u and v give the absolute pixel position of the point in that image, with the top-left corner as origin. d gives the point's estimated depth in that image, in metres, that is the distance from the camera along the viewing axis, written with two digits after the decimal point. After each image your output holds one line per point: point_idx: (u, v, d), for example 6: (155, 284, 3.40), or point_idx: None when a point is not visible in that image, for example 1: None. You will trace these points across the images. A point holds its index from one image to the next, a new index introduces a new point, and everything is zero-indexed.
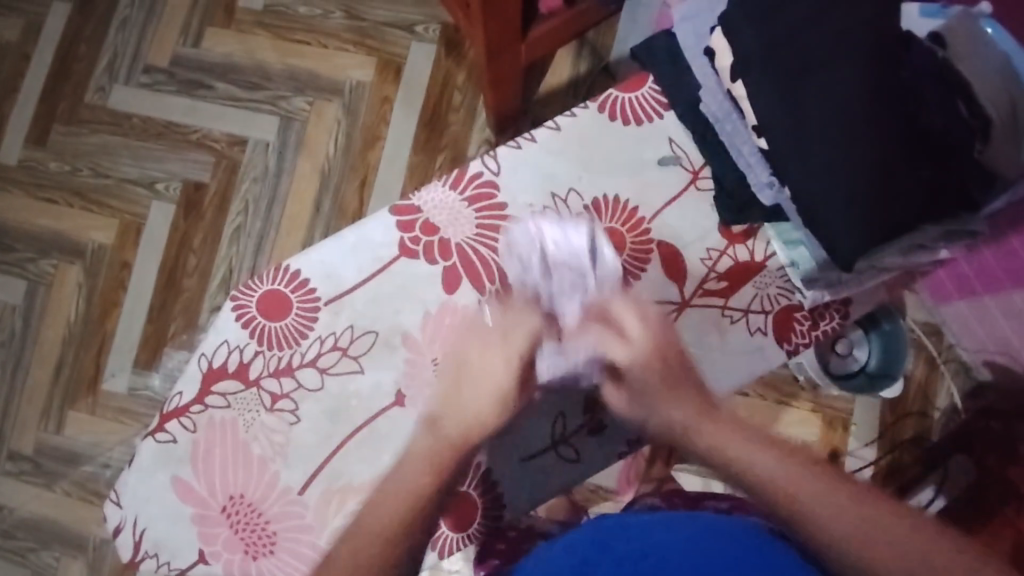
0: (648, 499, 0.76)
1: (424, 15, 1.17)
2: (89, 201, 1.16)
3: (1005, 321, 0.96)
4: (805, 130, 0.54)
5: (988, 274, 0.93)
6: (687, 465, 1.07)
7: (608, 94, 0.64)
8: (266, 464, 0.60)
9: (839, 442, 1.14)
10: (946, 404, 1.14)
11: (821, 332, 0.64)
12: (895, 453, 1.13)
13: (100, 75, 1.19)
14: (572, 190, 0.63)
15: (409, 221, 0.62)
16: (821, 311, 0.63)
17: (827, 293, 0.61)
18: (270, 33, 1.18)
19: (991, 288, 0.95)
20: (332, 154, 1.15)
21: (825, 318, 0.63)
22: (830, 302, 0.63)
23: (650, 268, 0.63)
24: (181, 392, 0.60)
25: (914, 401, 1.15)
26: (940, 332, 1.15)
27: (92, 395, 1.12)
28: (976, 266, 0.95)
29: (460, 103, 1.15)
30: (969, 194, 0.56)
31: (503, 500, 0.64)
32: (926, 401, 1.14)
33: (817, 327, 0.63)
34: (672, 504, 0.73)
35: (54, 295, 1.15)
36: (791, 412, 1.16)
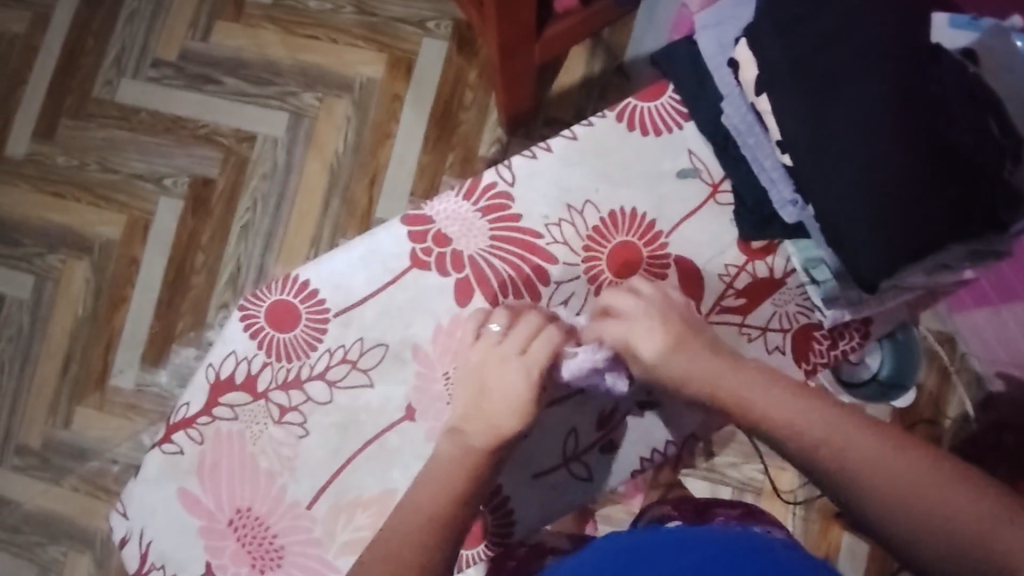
0: (659, 509, 0.75)
1: (435, 11, 1.15)
2: (97, 196, 1.15)
3: (1021, 333, 0.95)
4: (830, 146, 0.53)
5: (1006, 286, 0.91)
6: (693, 469, 1.07)
7: (626, 103, 0.63)
8: (274, 478, 0.59)
9: None
10: (958, 413, 1.12)
11: (840, 351, 0.63)
12: None
13: (108, 68, 1.18)
14: (588, 202, 0.62)
15: (421, 232, 0.60)
16: (841, 330, 0.63)
17: (848, 310, 0.60)
18: (280, 28, 1.17)
19: (1008, 300, 0.93)
20: (342, 152, 1.14)
21: (844, 337, 0.63)
22: (849, 322, 0.63)
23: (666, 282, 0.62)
24: (188, 402, 0.60)
25: (925, 409, 1.12)
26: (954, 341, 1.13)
27: (99, 391, 1.12)
28: (993, 278, 0.94)
29: (472, 101, 1.13)
30: (996, 216, 0.55)
31: (514, 516, 0.64)
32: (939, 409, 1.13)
33: (837, 346, 0.63)
34: (683, 514, 0.72)
35: (61, 290, 1.15)
36: None
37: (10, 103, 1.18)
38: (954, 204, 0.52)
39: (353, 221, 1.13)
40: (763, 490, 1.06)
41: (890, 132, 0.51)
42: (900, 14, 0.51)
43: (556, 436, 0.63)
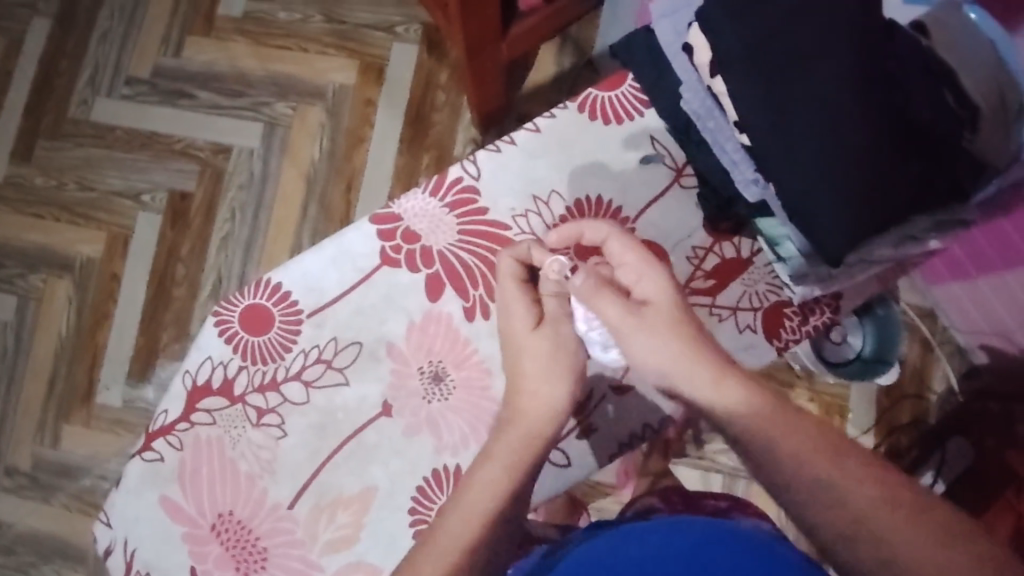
0: (646, 499, 0.75)
1: (404, 15, 1.16)
2: (76, 215, 1.15)
3: (997, 301, 0.96)
4: (792, 123, 0.53)
5: (981, 256, 0.93)
6: (684, 459, 1.08)
7: (588, 93, 0.64)
8: (254, 481, 0.59)
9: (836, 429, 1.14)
10: (942, 386, 1.13)
11: (812, 327, 0.64)
12: (892, 437, 1.13)
13: (83, 88, 1.18)
14: (554, 192, 0.62)
15: (390, 230, 0.61)
16: (811, 306, 0.63)
17: (818, 288, 0.60)
18: (250, 39, 1.17)
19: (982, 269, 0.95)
20: (317, 159, 1.14)
21: (814, 313, 0.63)
22: (820, 298, 0.63)
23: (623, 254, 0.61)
24: (166, 410, 0.60)
25: (910, 384, 1.14)
26: (933, 315, 1.15)
27: (86, 408, 1.12)
28: (968, 248, 0.95)
29: (444, 102, 1.14)
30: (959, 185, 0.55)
31: None
32: (921, 384, 1.14)
33: (808, 322, 0.63)
34: (670, 502, 0.73)
35: (44, 310, 1.15)
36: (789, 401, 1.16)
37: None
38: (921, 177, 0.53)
39: (331, 226, 1.13)
40: (753, 474, 1.07)
41: (847, 114, 0.52)
42: None
43: None
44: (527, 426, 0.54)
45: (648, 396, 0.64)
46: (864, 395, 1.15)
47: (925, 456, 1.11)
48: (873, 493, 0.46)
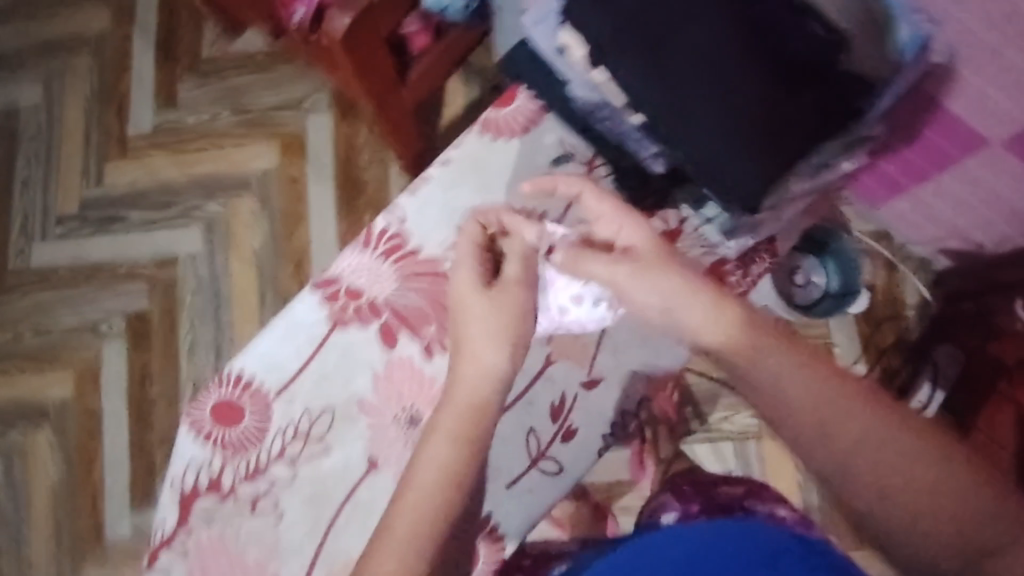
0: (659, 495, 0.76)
1: (308, 89, 1.19)
2: (40, 363, 1.15)
3: (943, 206, 1.01)
4: (681, 88, 0.56)
5: (916, 169, 0.97)
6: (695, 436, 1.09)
7: (485, 116, 0.66)
8: (265, 568, 0.59)
9: None
10: (916, 300, 1.16)
11: (756, 276, 0.65)
12: (884, 360, 1.14)
13: (17, 239, 1.19)
14: (479, 214, 0.64)
15: (333, 293, 0.62)
16: (750, 256, 0.65)
17: (751, 236, 0.63)
18: (167, 150, 1.19)
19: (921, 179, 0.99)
20: (261, 247, 1.15)
21: (755, 262, 0.65)
22: (757, 245, 0.65)
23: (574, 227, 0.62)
24: (162, 522, 0.60)
25: (886, 306, 1.16)
26: (888, 235, 1.17)
27: (98, 548, 1.11)
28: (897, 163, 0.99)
29: (369, 159, 1.16)
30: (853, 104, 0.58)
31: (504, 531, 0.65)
32: (896, 305, 1.16)
33: (751, 273, 0.65)
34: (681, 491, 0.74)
35: (31, 464, 1.14)
36: None
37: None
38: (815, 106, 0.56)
39: None
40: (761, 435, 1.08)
41: (723, 72, 0.55)
42: None
43: (518, 442, 0.65)
44: (459, 394, 0.55)
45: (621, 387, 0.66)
46: (846, 329, 1.16)
47: (917, 372, 1.13)
48: (863, 423, 0.50)
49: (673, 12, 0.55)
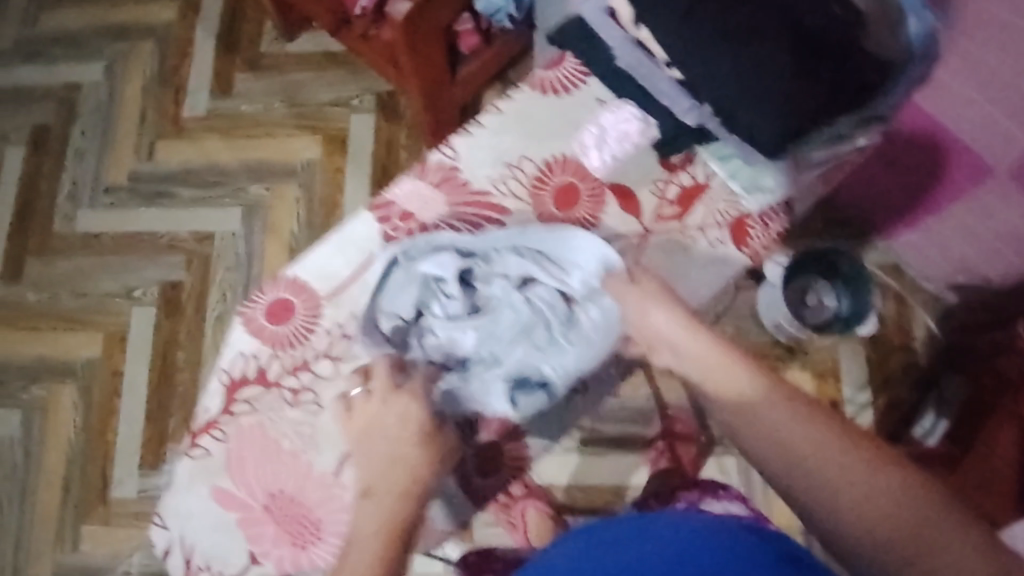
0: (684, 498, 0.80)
1: (359, 88, 1.24)
2: (73, 321, 1.19)
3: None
4: (721, 55, 0.60)
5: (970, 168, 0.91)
6: None
7: (535, 75, 0.70)
8: (299, 455, 0.62)
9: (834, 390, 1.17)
10: (923, 333, 1.18)
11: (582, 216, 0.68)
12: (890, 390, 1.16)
13: (64, 204, 1.24)
14: (524, 157, 0.68)
15: (386, 214, 0.67)
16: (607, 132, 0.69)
17: (603, 146, 0.69)
18: (221, 134, 1.24)
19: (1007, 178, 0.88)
20: (297, 231, 1.19)
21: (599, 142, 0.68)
22: (620, 151, 0.69)
23: (557, 183, 0.68)
24: (207, 407, 0.63)
25: (895, 336, 1.18)
26: (899, 270, 1.21)
27: (104, 505, 1.12)
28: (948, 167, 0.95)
29: (407, 160, 1.20)
30: (865, 80, 0.59)
31: (526, 448, 0.68)
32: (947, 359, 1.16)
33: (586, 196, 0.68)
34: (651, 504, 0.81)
35: (49, 420, 1.16)
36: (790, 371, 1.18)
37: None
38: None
39: None
40: None
41: None
42: None
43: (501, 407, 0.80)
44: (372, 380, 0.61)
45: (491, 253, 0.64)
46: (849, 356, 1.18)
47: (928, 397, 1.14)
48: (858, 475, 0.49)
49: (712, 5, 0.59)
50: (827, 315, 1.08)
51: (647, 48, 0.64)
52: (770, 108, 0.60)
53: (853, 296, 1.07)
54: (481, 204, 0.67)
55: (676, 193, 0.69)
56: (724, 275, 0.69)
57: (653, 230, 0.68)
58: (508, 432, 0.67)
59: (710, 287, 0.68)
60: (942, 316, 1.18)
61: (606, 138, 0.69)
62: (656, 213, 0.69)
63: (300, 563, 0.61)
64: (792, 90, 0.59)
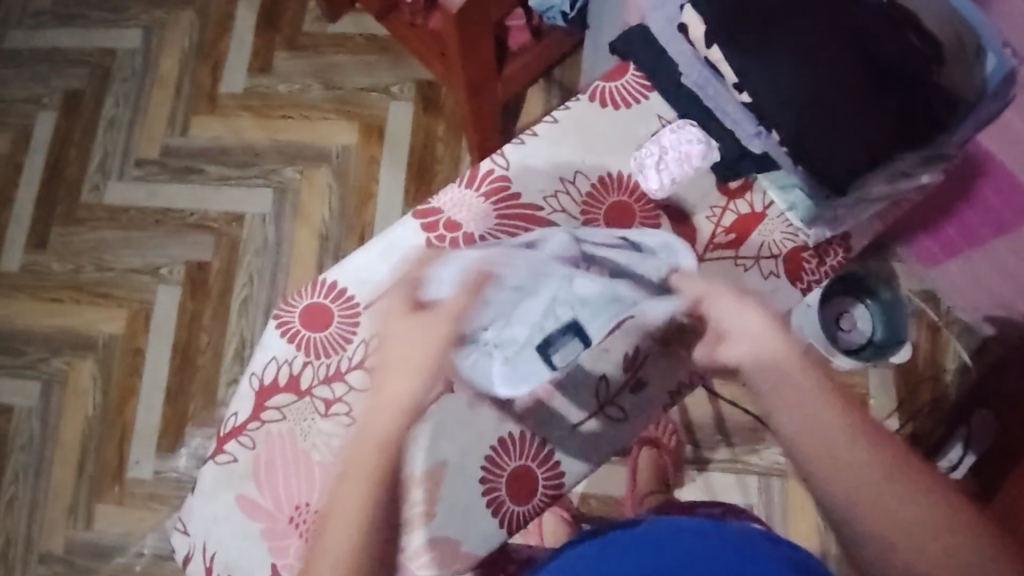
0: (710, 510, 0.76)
1: (399, 76, 1.20)
2: (96, 295, 1.17)
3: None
4: (791, 79, 0.57)
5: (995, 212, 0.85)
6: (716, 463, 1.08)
7: (594, 85, 0.68)
8: (328, 468, 0.61)
9: None
10: (955, 363, 1.05)
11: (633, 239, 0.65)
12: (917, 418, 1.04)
13: (93, 174, 1.22)
14: (578, 172, 0.66)
15: (432, 223, 0.64)
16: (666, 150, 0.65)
17: (659, 165, 0.65)
18: (255, 113, 1.21)
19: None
20: (328, 219, 1.17)
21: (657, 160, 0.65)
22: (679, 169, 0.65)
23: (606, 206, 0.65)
24: (236, 413, 0.62)
25: (925, 366, 1.06)
26: (936, 298, 1.07)
27: (119, 484, 1.12)
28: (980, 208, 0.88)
29: (444, 153, 1.17)
30: (935, 116, 0.58)
31: (561, 472, 0.63)
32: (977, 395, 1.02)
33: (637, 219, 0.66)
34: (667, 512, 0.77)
35: (69, 393, 1.15)
36: None
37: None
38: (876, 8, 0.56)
39: (353, 240, 1.16)
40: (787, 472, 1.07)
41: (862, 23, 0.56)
42: (863, 16, 0.56)
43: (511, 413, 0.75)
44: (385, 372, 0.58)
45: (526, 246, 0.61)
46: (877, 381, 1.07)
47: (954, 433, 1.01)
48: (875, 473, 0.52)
49: (786, 29, 0.57)
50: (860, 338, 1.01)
51: (718, 69, 0.62)
52: (841, 138, 0.57)
53: (889, 321, 1.00)
54: (528, 220, 0.65)
55: (732, 221, 0.66)
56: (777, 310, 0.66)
57: (705, 258, 0.65)
58: (542, 457, 0.62)
59: None
60: (978, 351, 1.05)
61: (665, 155, 0.65)
62: (710, 239, 0.66)
63: None
64: (870, 115, 0.56)
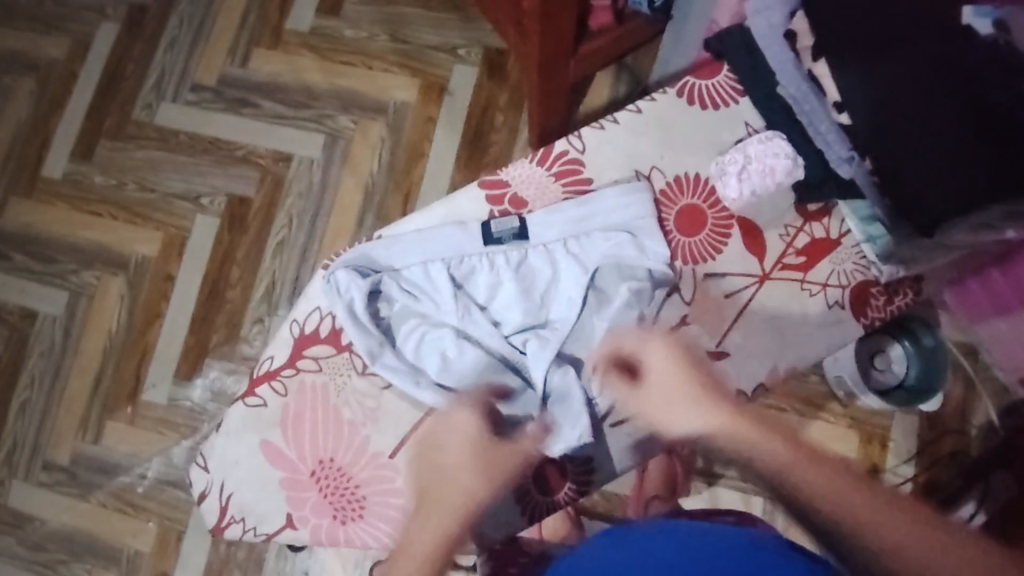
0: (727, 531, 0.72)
1: (467, 39, 1.18)
2: (135, 214, 1.17)
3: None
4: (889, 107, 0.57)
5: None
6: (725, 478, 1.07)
7: (686, 81, 0.67)
8: (357, 429, 0.61)
9: (878, 458, 1.04)
10: (983, 421, 1.04)
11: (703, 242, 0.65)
12: (935, 469, 1.03)
13: (148, 93, 1.21)
14: (655, 167, 0.66)
15: (498, 196, 0.65)
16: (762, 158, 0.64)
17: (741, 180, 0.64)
18: (317, 55, 1.20)
19: None
20: (376, 171, 1.15)
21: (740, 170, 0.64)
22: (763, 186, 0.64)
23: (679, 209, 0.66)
24: (272, 356, 0.62)
25: (952, 418, 1.04)
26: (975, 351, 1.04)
27: (131, 405, 1.12)
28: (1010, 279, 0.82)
29: (502, 122, 1.15)
30: None
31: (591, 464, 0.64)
32: (999, 455, 1.02)
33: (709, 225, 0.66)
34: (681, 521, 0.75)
35: (95, 306, 1.15)
36: (827, 427, 1.06)
37: (35, 141, 1.21)
38: (990, 54, 0.54)
39: (398, 198, 1.15)
40: None
41: (965, 65, 0.54)
42: (974, 50, 0.55)
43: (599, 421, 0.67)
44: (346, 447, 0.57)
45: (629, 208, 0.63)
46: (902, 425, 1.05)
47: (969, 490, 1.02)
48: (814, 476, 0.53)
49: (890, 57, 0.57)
50: (891, 381, 1.01)
51: (821, 86, 0.62)
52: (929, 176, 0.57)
53: (926, 367, 1.00)
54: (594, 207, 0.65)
55: (805, 243, 0.66)
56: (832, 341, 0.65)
57: (772, 275, 0.65)
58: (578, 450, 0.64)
59: (815, 353, 0.65)
60: (1009, 411, 1.03)
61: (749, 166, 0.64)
62: (780, 258, 0.65)
63: (337, 537, 0.61)
64: (956, 157, 0.55)
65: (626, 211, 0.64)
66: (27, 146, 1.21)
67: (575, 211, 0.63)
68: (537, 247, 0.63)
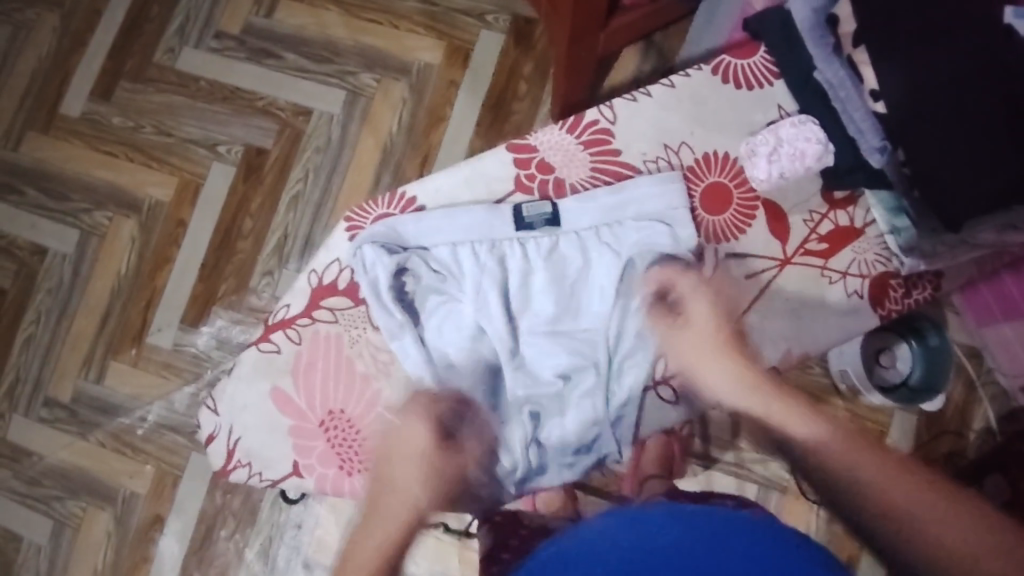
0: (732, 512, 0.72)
1: (495, 5, 1.16)
2: (151, 158, 1.16)
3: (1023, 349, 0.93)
4: (922, 102, 0.57)
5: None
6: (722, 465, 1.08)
7: (722, 59, 0.66)
8: (369, 381, 0.62)
9: None
10: (981, 426, 1.04)
11: (725, 222, 0.65)
12: None
13: (171, 37, 1.19)
14: (684, 143, 0.65)
15: (525, 160, 0.64)
16: (792, 140, 0.64)
17: (769, 162, 0.64)
18: (343, 10, 1.18)
19: None
20: (395, 132, 1.15)
21: (768, 151, 0.64)
22: (789, 169, 0.64)
23: (701, 190, 0.65)
24: (288, 305, 0.63)
25: (951, 420, 1.04)
26: (980, 354, 1.05)
27: (136, 347, 1.12)
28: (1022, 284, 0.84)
29: (526, 92, 1.14)
30: None
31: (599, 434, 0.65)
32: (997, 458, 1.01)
33: (734, 205, 0.65)
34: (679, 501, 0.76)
35: (106, 247, 1.15)
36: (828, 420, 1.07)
37: (54, 77, 1.20)
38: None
39: (414, 161, 1.14)
40: (789, 488, 1.06)
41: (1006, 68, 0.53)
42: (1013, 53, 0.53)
43: None
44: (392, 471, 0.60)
45: (644, 199, 0.63)
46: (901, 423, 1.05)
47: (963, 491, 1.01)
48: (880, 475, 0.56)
49: (927, 55, 0.56)
50: (894, 379, 1.01)
51: (860, 72, 0.61)
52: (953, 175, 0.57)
53: (930, 368, 0.99)
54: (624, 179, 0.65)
55: (829, 230, 0.66)
56: (843, 331, 0.66)
57: (793, 260, 0.65)
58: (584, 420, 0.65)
59: (827, 341, 0.66)
60: (1007, 417, 1.03)
61: (778, 146, 0.64)
62: (802, 244, 0.65)
63: (342, 488, 0.61)
64: (979, 162, 0.55)
65: (660, 201, 0.63)
66: (46, 83, 1.20)
67: (606, 197, 0.63)
68: (568, 234, 0.64)
